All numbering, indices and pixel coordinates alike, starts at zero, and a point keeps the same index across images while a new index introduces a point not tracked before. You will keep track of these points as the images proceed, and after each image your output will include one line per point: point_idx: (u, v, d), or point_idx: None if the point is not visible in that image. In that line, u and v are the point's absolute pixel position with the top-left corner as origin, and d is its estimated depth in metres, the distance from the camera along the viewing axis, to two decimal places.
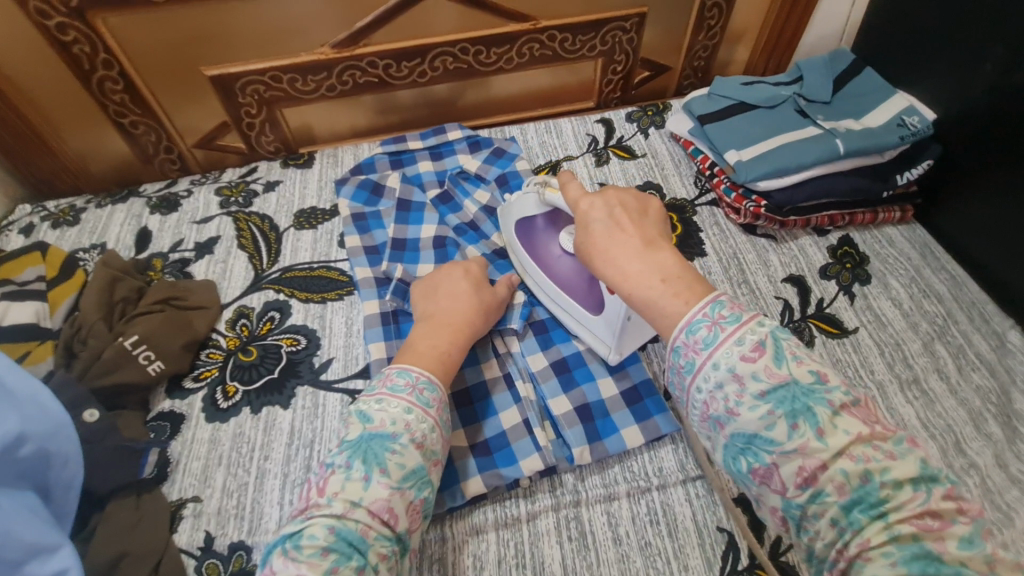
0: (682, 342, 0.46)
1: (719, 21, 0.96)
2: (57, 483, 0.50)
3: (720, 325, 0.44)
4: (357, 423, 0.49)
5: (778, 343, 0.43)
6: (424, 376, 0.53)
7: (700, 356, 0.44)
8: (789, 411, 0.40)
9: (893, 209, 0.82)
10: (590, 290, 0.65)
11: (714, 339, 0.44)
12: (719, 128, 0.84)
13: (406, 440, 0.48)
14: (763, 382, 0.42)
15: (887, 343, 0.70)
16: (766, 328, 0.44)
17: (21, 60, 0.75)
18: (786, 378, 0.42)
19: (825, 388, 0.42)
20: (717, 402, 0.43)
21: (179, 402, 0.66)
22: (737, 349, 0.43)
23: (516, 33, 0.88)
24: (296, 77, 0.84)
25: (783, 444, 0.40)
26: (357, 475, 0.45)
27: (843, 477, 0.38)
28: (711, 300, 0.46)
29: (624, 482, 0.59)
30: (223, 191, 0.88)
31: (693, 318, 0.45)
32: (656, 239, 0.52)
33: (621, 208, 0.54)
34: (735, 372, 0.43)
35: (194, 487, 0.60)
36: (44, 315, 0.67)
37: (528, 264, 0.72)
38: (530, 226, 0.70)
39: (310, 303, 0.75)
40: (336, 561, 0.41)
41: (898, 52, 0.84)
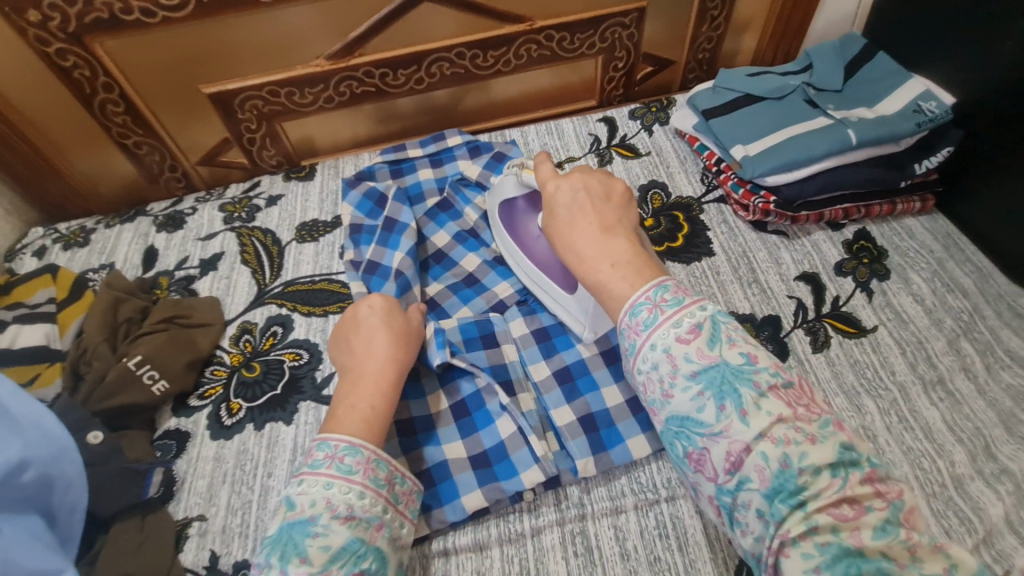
0: (625, 326, 0.45)
1: (722, 11, 0.93)
2: (61, 507, 0.51)
3: (661, 308, 0.44)
4: (281, 509, 0.47)
5: (716, 326, 0.43)
6: (346, 441, 0.49)
7: (640, 338, 0.44)
8: (716, 392, 0.40)
9: (912, 199, 0.78)
10: (564, 269, 0.65)
11: (653, 321, 0.44)
12: (725, 123, 0.82)
13: (327, 519, 0.45)
14: (694, 363, 0.42)
15: (909, 342, 0.66)
16: (707, 310, 0.44)
17: (24, 87, 0.77)
18: (717, 359, 0.42)
19: (753, 368, 0.41)
20: (654, 384, 0.43)
21: (185, 419, 0.66)
22: (674, 331, 0.43)
23: (512, 35, 0.86)
24: (294, 90, 0.84)
25: (711, 426, 0.40)
26: (276, 571, 0.43)
27: (764, 461, 0.38)
28: (655, 284, 0.46)
29: (631, 494, 0.57)
30: (227, 207, 0.88)
31: (635, 302, 0.45)
32: (613, 226, 0.51)
33: (585, 193, 0.54)
34: (670, 353, 0.43)
35: (199, 505, 0.60)
36: (54, 337, 0.68)
37: (508, 245, 0.72)
38: (510, 207, 0.71)
39: (312, 317, 0.74)
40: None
41: (912, 33, 0.80)
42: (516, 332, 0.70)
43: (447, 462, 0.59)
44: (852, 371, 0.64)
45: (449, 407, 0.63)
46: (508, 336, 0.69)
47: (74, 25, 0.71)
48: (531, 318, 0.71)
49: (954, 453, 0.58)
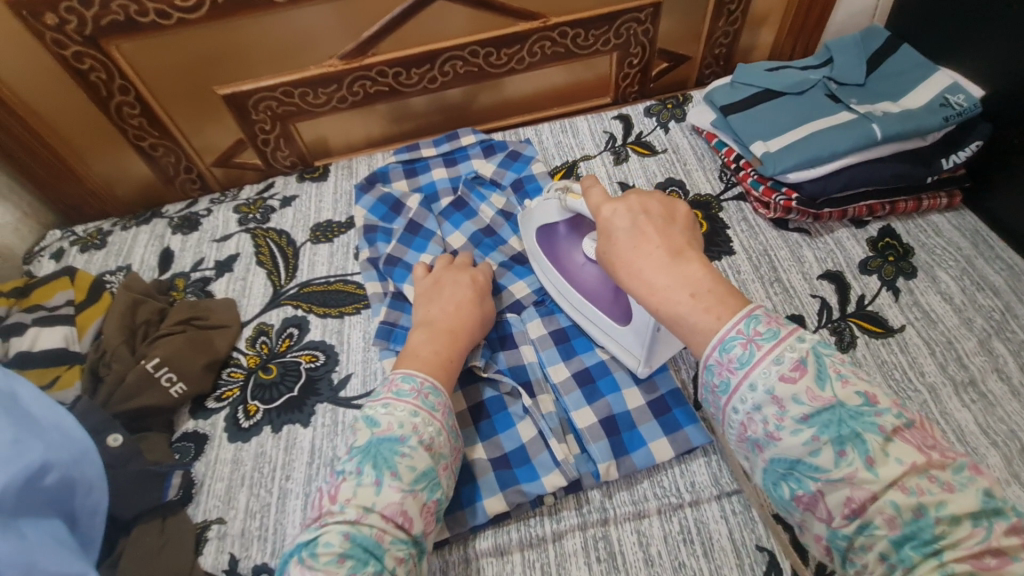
0: (715, 361, 0.44)
1: (740, 5, 0.91)
2: (83, 510, 0.51)
3: (756, 343, 0.42)
4: (364, 429, 0.51)
5: (821, 361, 0.41)
6: (430, 382, 0.55)
7: (735, 376, 0.42)
8: (835, 437, 0.38)
9: (938, 195, 0.76)
10: (615, 298, 0.62)
11: (750, 358, 0.42)
12: (743, 119, 0.80)
13: (414, 443, 0.49)
14: (806, 406, 0.40)
15: (938, 342, 0.64)
16: (807, 343, 0.42)
17: (42, 91, 0.77)
18: (831, 401, 0.40)
19: (875, 411, 0.39)
20: (757, 425, 0.42)
21: (203, 421, 0.66)
22: (776, 368, 0.41)
23: (526, 32, 0.85)
24: (308, 91, 0.84)
25: (829, 472, 0.38)
26: (368, 480, 0.47)
27: (894, 510, 0.36)
28: (746, 315, 0.44)
29: (654, 498, 0.56)
30: (242, 209, 0.88)
31: (726, 336, 0.43)
32: (683, 250, 0.49)
33: (644, 214, 0.52)
34: (775, 394, 0.41)
35: (218, 508, 0.60)
36: (73, 339, 0.69)
37: (551, 272, 0.69)
38: (552, 233, 0.68)
39: (328, 318, 0.74)
40: (352, 567, 0.42)
41: (937, 24, 0.78)
42: (534, 333, 0.69)
43: (468, 465, 0.58)
44: (879, 372, 0.62)
45: (467, 409, 0.62)
46: (525, 337, 0.69)
47: (91, 28, 0.71)
48: (550, 320, 0.70)
49: (988, 457, 0.56)
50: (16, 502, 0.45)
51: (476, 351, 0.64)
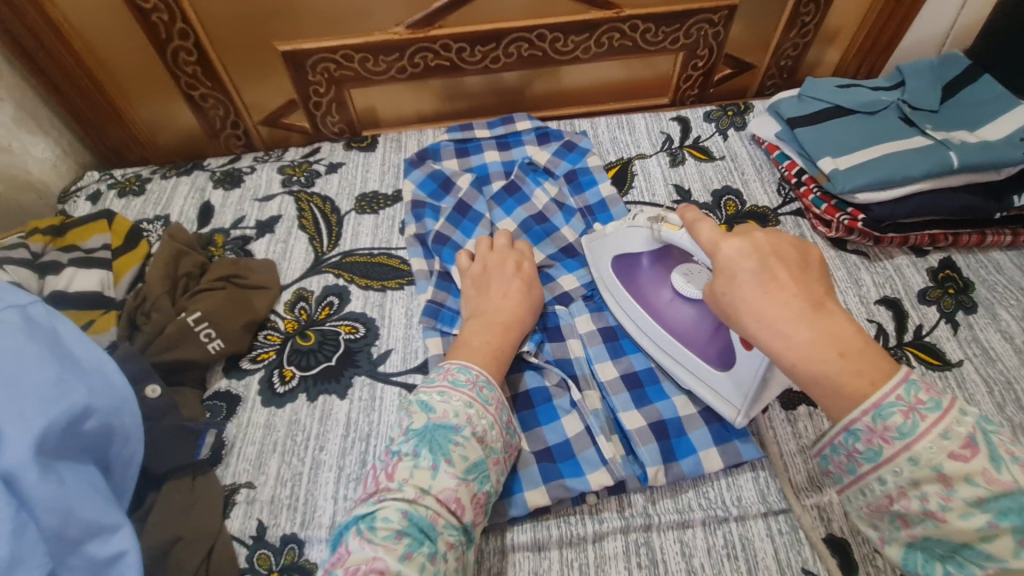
0: (864, 427, 0.39)
1: (815, 17, 0.89)
2: (117, 459, 0.49)
3: (918, 413, 0.37)
4: (419, 412, 0.49)
5: (990, 440, 0.37)
6: (485, 375, 0.53)
7: (891, 448, 0.38)
8: (1016, 526, 0.35)
9: (1002, 232, 0.75)
10: (709, 337, 0.59)
11: (912, 430, 0.37)
12: (812, 133, 0.78)
13: (468, 433, 0.48)
14: (982, 489, 0.36)
15: (996, 381, 0.63)
16: (972, 417, 0.37)
17: (101, 27, 0.75)
18: (1011, 486, 0.35)
19: None
20: (912, 501, 0.38)
21: (236, 382, 0.64)
22: (944, 444, 0.37)
23: (597, 21, 0.82)
24: (368, 56, 0.81)
25: (1006, 561, 0.35)
26: (425, 463, 0.46)
27: None
28: (904, 379, 0.38)
29: (700, 509, 0.55)
30: (286, 169, 0.86)
31: (883, 401, 0.38)
32: (822, 301, 0.43)
33: (776, 258, 0.45)
34: (941, 473, 0.36)
35: (248, 472, 0.58)
36: (108, 284, 0.67)
37: (630, 307, 0.65)
38: (634, 265, 0.65)
39: (370, 290, 0.72)
40: (409, 546, 0.41)
41: None
42: (582, 328, 0.67)
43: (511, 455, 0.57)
44: None
45: (511, 398, 0.61)
46: (573, 331, 0.67)
47: None
48: (599, 316, 0.68)
49: None
50: (57, 445, 0.43)
51: (526, 340, 0.62)
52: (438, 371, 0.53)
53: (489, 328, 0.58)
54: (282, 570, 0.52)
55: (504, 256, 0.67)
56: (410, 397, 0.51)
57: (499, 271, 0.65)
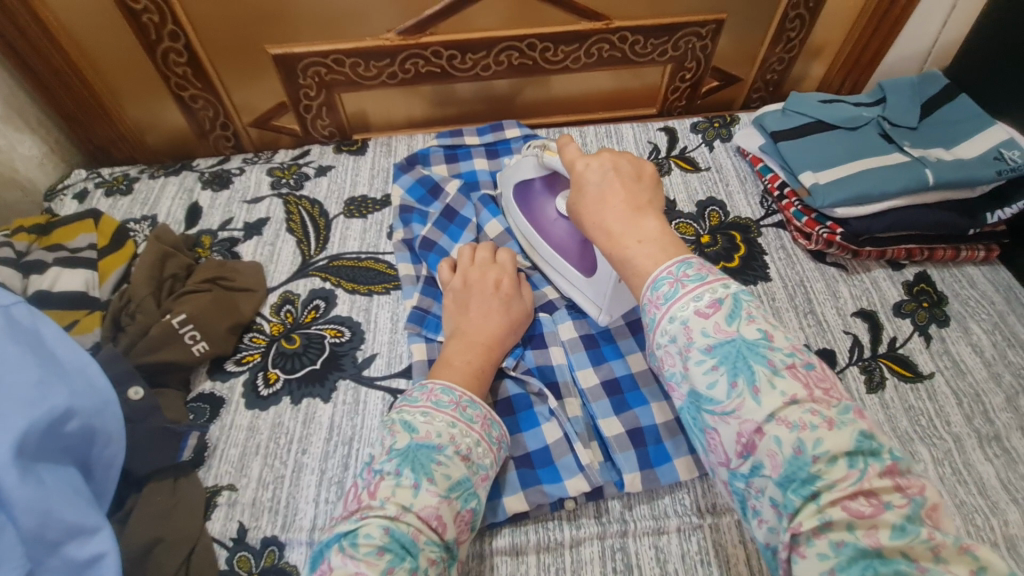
0: (647, 301, 0.45)
1: (800, 33, 0.91)
2: (98, 461, 0.49)
3: (683, 283, 0.43)
4: (402, 432, 0.49)
5: (737, 303, 0.42)
6: (468, 395, 0.54)
7: (660, 311, 0.43)
8: (730, 368, 0.39)
9: (976, 247, 0.77)
10: (581, 252, 0.67)
11: (674, 295, 0.43)
12: (794, 147, 0.80)
13: (451, 451, 0.49)
14: (710, 338, 0.40)
15: (966, 393, 0.65)
16: (730, 289, 0.42)
17: (90, 27, 0.75)
18: (733, 335, 0.40)
19: (770, 347, 0.39)
20: (671, 357, 0.42)
21: (221, 384, 0.64)
22: (695, 305, 0.42)
23: (587, 32, 0.84)
24: (359, 62, 0.82)
25: (723, 403, 0.39)
26: (407, 481, 0.46)
27: (775, 444, 0.36)
28: (680, 260, 0.45)
29: (675, 516, 0.56)
30: (276, 172, 0.86)
31: (658, 276, 0.44)
32: (644, 206, 0.50)
33: (614, 171, 0.53)
34: (687, 326, 0.41)
35: (230, 474, 0.58)
36: (93, 284, 0.67)
37: (524, 226, 0.73)
38: (527, 187, 0.71)
39: (356, 295, 0.72)
40: (391, 562, 0.41)
41: (1009, 84, 0.78)
42: (565, 335, 0.68)
43: None
44: (908, 416, 0.62)
45: (493, 403, 0.62)
46: (556, 338, 0.68)
47: None
48: (581, 323, 0.69)
49: (1008, 512, 0.56)
50: (37, 447, 0.43)
51: (508, 347, 0.63)
52: (421, 390, 0.54)
53: (468, 349, 0.59)
54: (262, 572, 0.53)
55: (485, 268, 0.68)
56: (393, 415, 0.51)
57: (479, 283, 0.66)
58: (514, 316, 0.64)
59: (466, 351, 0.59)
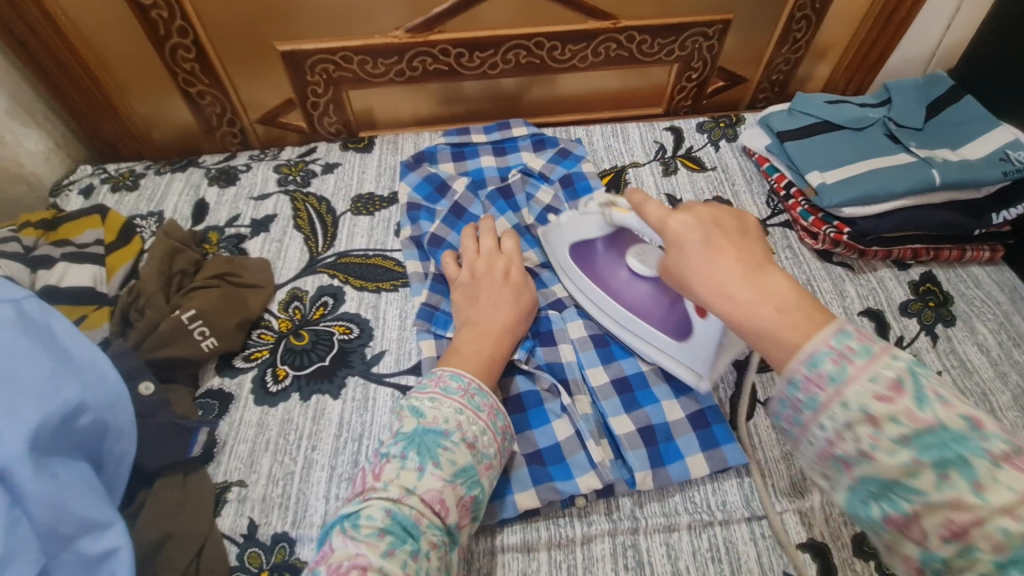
0: (801, 377, 0.38)
1: (806, 34, 0.91)
2: (110, 456, 0.49)
3: (848, 359, 0.37)
4: (409, 417, 0.50)
5: (918, 380, 0.35)
6: (477, 383, 0.54)
7: (824, 393, 0.37)
8: (938, 460, 0.33)
9: (981, 247, 0.77)
10: (669, 313, 0.61)
11: (843, 375, 0.36)
12: (801, 147, 0.80)
13: (457, 438, 0.49)
14: (905, 427, 0.34)
15: (973, 392, 0.65)
16: (902, 362, 0.36)
17: (98, 21, 0.75)
18: (933, 422, 0.34)
19: (981, 434, 0.33)
20: (845, 442, 0.36)
21: (229, 380, 0.64)
22: (872, 387, 0.36)
23: (595, 31, 0.84)
24: (367, 59, 0.82)
25: (929, 495, 0.33)
26: (412, 464, 0.47)
27: (1002, 538, 0.30)
28: (837, 329, 0.38)
29: (686, 513, 0.56)
30: (283, 169, 0.86)
31: (814, 351, 0.38)
32: (763, 262, 0.43)
33: (717, 228, 0.45)
34: (869, 413, 0.35)
35: (240, 471, 0.58)
36: (101, 279, 0.67)
37: (592, 290, 0.67)
38: (589, 248, 0.66)
39: (364, 292, 0.72)
40: (392, 544, 0.42)
41: (1014, 85, 0.79)
42: (574, 333, 0.68)
43: None
44: None
45: (503, 400, 0.62)
46: (565, 336, 0.68)
47: None
48: (590, 322, 0.69)
49: None
50: (50, 441, 0.43)
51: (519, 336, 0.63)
52: (430, 378, 0.54)
53: (479, 339, 0.59)
54: (272, 568, 0.52)
55: (492, 259, 0.67)
56: (402, 402, 0.52)
57: (487, 273, 0.65)
58: (523, 304, 0.63)
59: (478, 342, 0.59)
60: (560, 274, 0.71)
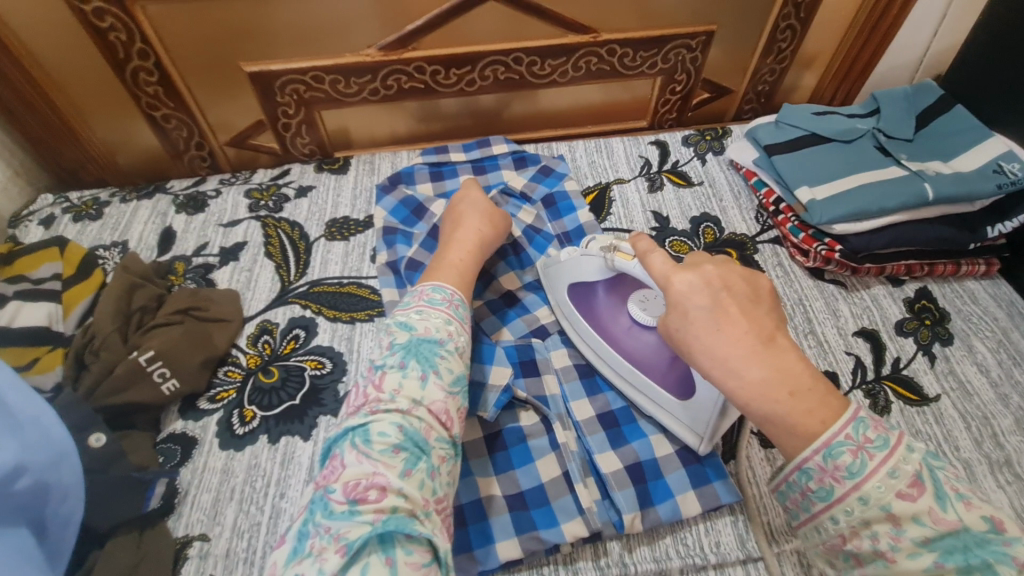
0: (816, 467, 0.40)
1: (791, 44, 0.89)
2: (54, 518, 0.45)
3: (867, 451, 0.39)
4: (400, 331, 0.50)
5: (937, 478, 0.39)
6: (459, 295, 0.55)
7: (843, 487, 0.39)
8: (963, 566, 0.36)
9: (977, 261, 0.75)
10: (670, 368, 0.58)
11: (861, 469, 0.39)
12: (789, 161, 0.77)
13: (451, 347, 0.49)
14: (927, 528, 0.37)
15: (974, 416, 0.62)
16: (920, 455, 0.39)
17: (53, 45, 0.71)
18: (956, 525, 0.37)
19: (1003, 539, 0.36)
20: (861, 538, 0.39)
21: (193, 424, 0.60)
22: (892, 483, 0.38)
23: (574, 45, 0.81)
24: (339, 78, 0.79)
25: None
26: (414, 373, 0.46)
27: None
28: (852, 417, 0.40)
29: (677, 557, 0.53)
30: (253, 193, 0.83)
31: (833, 441, 0.40)
32: (774, 335, 0.44)
33: (726, 292, 0.46)
34: (891, 512, 0.38)
35: (202, 523, 0.54)
36: (56, 317, 0.63)
37: (589, 335, 0.64)
38: (589, 293, 0.64)
39: (338, 322, 0.69)
40: (408, 462, 0.41)
41: (1005, 93, 0.77)
42: (557, 363, 0.66)
43: (481, 501, 0.54)
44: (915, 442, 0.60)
45: (482, 437, 0.58)
46: (548, 366, 0.65)
47: None
48: (574, 351, 0.67)
49: None
50: None
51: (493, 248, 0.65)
52: (411, 294, 0.54)
53: (451, 253, 0.60)
54: None
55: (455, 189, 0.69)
56: (388, 319, 0.51)
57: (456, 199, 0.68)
58: (490, 214, 0.66)
59: (453, 253, 0.60)
60: (561, 321, 0.67)
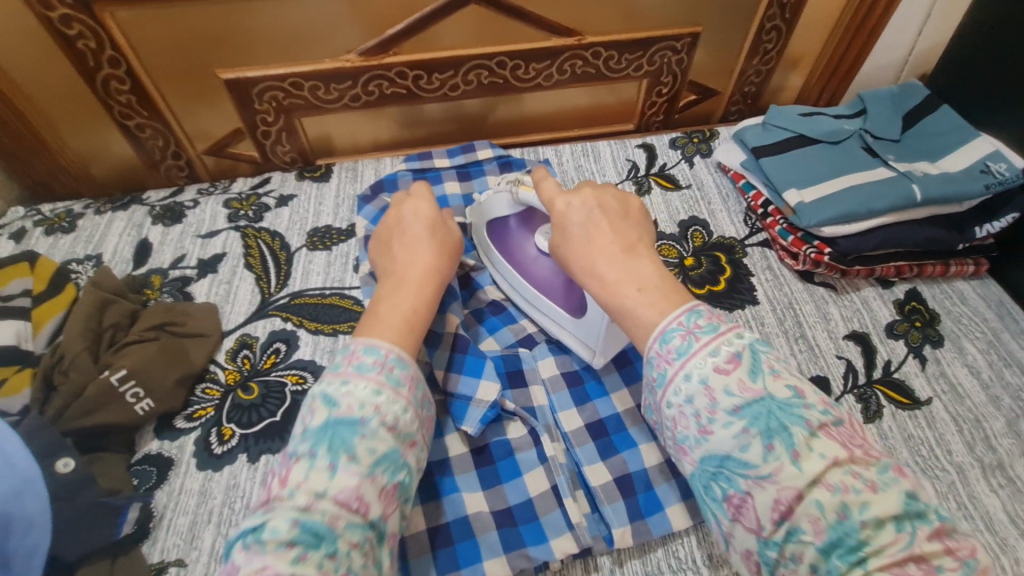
0: (655, 353, 0.42)
1: (777, 44, 0.88)
2: (17, 551, 0.43)
3: (695, 335, 0.41)
4: (320, 407, 0.42)
5: (755, 356, 0.40)
6: (396, 352, 0.46)
7: (672, 367, 0.41)
8: (764, 430, 0.37)
9: (965, 261, 0.74)
10: (566, 290, 0.62)
11: (688, 349, 0.41)
12: (776, 163, 0.77)
13: (375, 424, 0.41)
14: (736, 398, 0.38)
15: (966, 419, 0.62)
16: (744, 340, 0.41)
17: (19, 55, 0.69)
18: (761, 393, 0.39)
19: (803, 404, 0.38)
20: (687, 420, 0.40)
21: (169, 444, 0.58)
22: (712, 360, 0.40)
23: (558, 49, 0.80)
24: (319, 85, 0.77)
25: (758, 468, 0.37)
26: (321, 464, 0.39)
27: (818, 511, 0.35)
28: (688, 309, 0.43)
29: (670, 572, 0.52)
30: (233, 203, 0.81)
31: (666, 328, 0.42)
32: (635, 245, 0.48)
33: (599, 209, 0.50)
34: (707, 385, 0.39)
35: (178, 548, 0.52)
36: (25, 336, 0.60)
37: (503, 267, 0.68)
38: (503, 227, 0.67)
39: (320, 335, 0.67)
40: (304, 552, 0.35)
41: (990, 93, 0.77)
42: (545, 373, 0.64)
43: (468, 519, 0.53)
44: (908, 447, 0.59)
45: (469, 451, 0.57)
46: (535, 376, 0.63)
47: None
48: (561, 359, 0.65)
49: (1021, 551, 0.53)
50: None
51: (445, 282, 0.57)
52: (342, 355, 0.46)
53: (398, 286, 0.53)
54: None
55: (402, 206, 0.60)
56: (312, 389, 0.44)
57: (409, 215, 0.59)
58: (445, 245, 0.58)
59: (400, 290, 0.52)
60: (481, 255, 0.72)
